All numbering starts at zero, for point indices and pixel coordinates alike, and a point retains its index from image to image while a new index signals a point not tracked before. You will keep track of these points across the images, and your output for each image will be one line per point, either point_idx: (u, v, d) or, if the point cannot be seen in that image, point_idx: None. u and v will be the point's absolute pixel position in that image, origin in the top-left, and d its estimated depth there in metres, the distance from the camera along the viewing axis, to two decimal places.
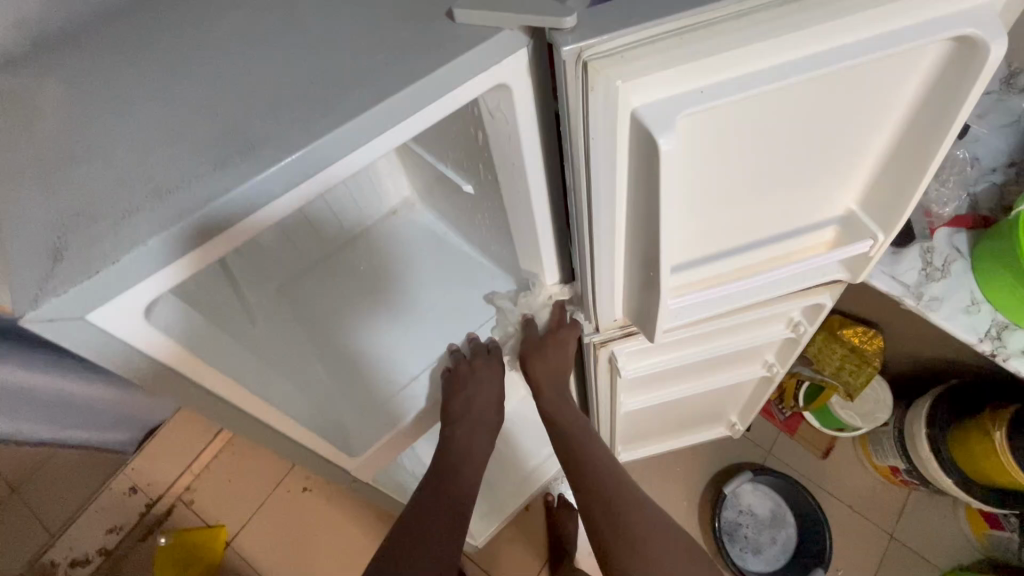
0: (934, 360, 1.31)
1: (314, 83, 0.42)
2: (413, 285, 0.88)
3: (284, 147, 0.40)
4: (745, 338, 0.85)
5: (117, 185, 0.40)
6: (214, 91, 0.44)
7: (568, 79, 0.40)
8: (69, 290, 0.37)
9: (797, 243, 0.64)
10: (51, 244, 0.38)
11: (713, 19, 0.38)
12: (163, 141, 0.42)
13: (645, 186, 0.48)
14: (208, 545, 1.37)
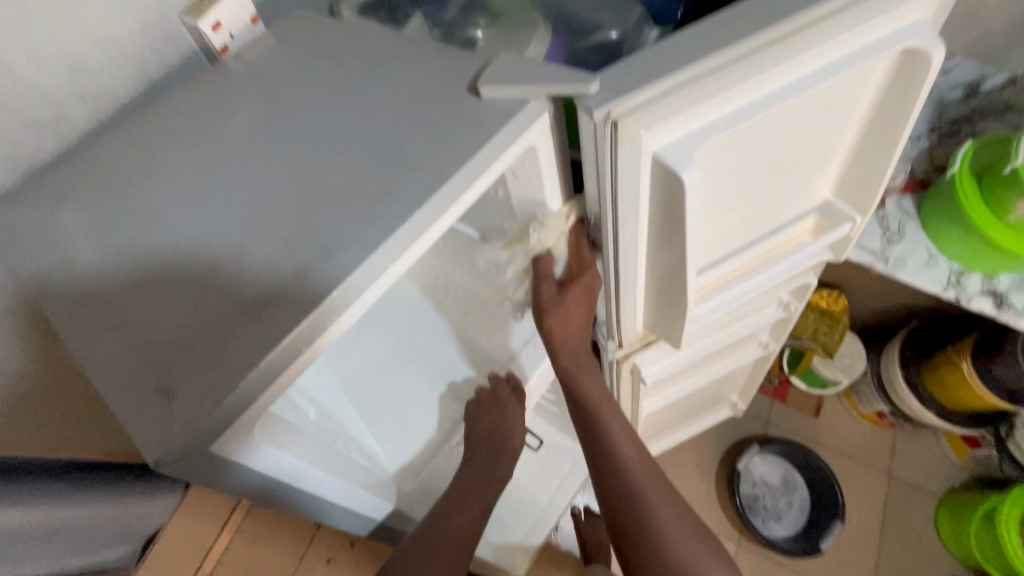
0: (893, 307, 1.45)
1: (360, 172, 0.45)
2: (432, 338, 0.89)
3: (349, 240, 0.41)
4: (746, 324, 0.90)
5: (203, 308, 0.41)
6: (266, 196, 0.45)
7: (599, 136, 0.44)
8: (187, 427, 0.37)
9: (786, 234, 0.71)
10: (158, 382, 0.38)
11: (714, 66, 0.44)
12: (229, 254, 0.43)
13: (668, 215, 0.53)
14: None
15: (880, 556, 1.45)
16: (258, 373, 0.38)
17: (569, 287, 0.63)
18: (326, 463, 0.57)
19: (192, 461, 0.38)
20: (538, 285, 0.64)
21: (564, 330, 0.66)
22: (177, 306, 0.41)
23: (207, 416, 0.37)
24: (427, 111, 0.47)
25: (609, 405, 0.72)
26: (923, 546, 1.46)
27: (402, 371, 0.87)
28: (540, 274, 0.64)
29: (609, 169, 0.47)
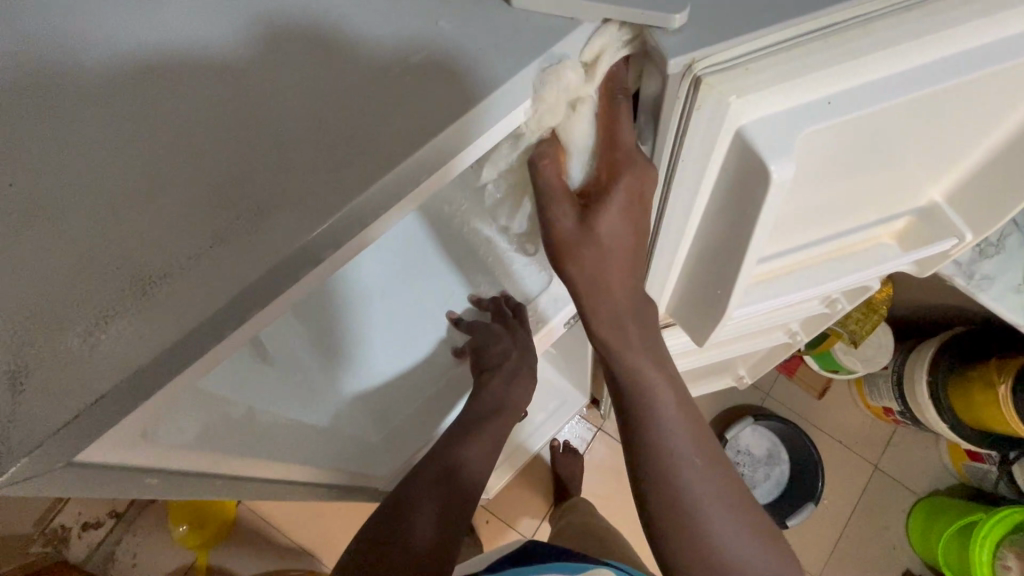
0: (939, 307, 1.31)
1: (319, 86, 0.31)
2: (443, 271, 0.73)
3: (295, 194, 0.29)
4: (782, 315, 0.79)
5: (79, 258, 0.28)
6: (172, 104, 0.31)
7: (670, 95, 0.32)
8: (39, 443, 0.25)
9: (868, 234, 0.58)
10: (3, 365, 0.26)
11: (852, 18, 0.30)
12: (125, 181, 0.29)
13: (733, 210, 0.40)
14: (217, 504, 1.47)
15: (842, 539, 1.48)
16: (135, 382, 0.27)
17: (595, 206, 0.40)
18: (277, 417, 0.51)
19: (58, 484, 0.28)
20: (547, 214, 0.41)
21: (596, 275, 0.43)
22: (40, 245, 0.28)
23: (43, 442, 0.25)
24: (429, 13, 0.32)
25: (663, 380, 0.49)
26: (888, 539, 1.48)
27: (410, 303, 0.72)
28: (551, 198, 0.40)
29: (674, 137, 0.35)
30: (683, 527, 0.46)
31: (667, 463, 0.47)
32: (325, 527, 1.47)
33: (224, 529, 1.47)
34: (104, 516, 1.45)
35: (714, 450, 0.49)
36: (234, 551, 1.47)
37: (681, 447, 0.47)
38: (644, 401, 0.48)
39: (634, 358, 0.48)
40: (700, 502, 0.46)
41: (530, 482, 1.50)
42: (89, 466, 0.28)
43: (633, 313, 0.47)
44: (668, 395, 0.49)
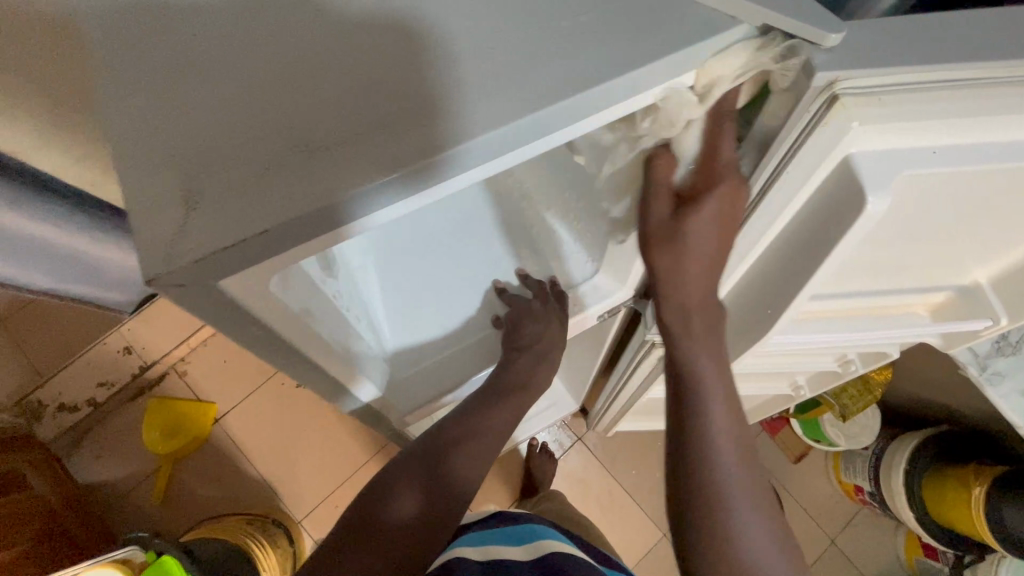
0: (931, 402, 1.35)
1: (503, 28, 0.35)
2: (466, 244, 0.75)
3: (465, 107, 0.33)
4: (797, 363, 0.82)
5: (262, 119, 0.33)
6: (368, 13, 0.36)
7: (802, 105, 0.37)
8: (200, 256, 0.31)
9: (907, 299, 0.61)
10: (180, 189, 0.32)
11: (982, 79, 0.34)
12: (315, 67, 0.35)
13: (812, 230, 0.44)
14: (195, 419, 1.48)
15: None
16: (291, 227, 0.32)
17: (688, 208, 0.46)
18: (334, 324, 0.53)
19: (193, 298, 0.33)
20: (644, 207, 0.49)
21: (679, 265, 0.49)
22: (226, 104, 0.34)
23: (208, 255, 0.31)
24: None
25: (714, 380, 0.51)
26: None
27: (421, 265, 0.74)
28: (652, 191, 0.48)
29: (787, 146, 0.39)
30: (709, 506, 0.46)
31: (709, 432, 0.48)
32: (294, 466, 1.49)
33: (196, 445, 1.48)
34: (82, 402, 1.45)
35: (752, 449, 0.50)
36: (199, 468, 1.47)
37: (721, 435, 0.49)
38: (694, 389, 0.51)
39: (695, 351, 0.52)
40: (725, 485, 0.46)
41: (502, 473, 1.52)
42: (224, 295, 0.34)
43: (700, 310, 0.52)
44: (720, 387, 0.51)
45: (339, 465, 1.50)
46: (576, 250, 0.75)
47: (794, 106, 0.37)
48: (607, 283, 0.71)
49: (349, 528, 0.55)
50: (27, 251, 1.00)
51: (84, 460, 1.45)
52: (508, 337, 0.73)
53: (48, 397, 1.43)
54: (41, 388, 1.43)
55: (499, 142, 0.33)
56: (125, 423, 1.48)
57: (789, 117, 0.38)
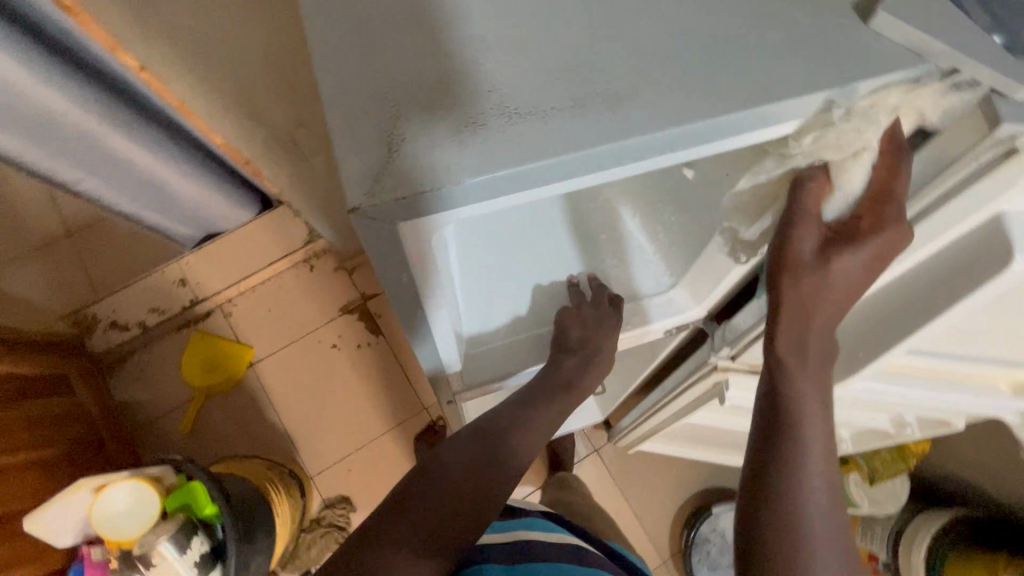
0: (966, 483, 1.31)
1: (673, 48, 0.41)
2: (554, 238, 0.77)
3: (638, 106, 0.39)
4: (853, 415, 0.81)
5: (470, 89, 0.40)
6: (568, 21, 0.43)
7: (978, 150, 0.40)
8: (405, 193, 0.38)
9: (1007, 372, 0.59)
10: (387, 134, 0.39)
11: None
12: (519, 53, 0.42)
13: (947, 274, 0.47)
14: (234, 359, 1.53)
15: None
16: (485, 180, 0.38)
17: (840, 245, 0.49)
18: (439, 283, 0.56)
19: (382, 224, 0.40)
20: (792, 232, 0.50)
21: (797, 325, 0.53)
22: (433, 74, 0.41)
23: (410, 193, 0.38)
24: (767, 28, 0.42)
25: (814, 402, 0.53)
26: None
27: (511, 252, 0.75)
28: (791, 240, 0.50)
29: (946, 190, 0.44)
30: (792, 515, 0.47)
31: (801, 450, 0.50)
32: (317, 422, 1.52)
33: (229, 384, 1.52)
34: (132, 323, 1.49)
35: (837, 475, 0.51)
36: (228, 406, 1.52)
37: (813, 467, 0.50)
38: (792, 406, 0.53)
39: (803, 382, 0.53)
40: (809, 522, 0.47)
41: None
42: (398, 229, 0.41)
43: (815, 349, 0.54)
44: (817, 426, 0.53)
45: (362, 430, 1.53)
46: (656, 262, 0.75)
47: (961, 156, 0.42)
48: (687, 298, 0.73)
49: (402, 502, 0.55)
50: (111, 164, 1.06)
51: (125, 378, 1.51)
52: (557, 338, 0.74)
53: (103, 312, 1.48)
54: (98, 303, 1.48)
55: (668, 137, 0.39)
56: (167, 350, 1.53)
57: (950, 166, 0.43)
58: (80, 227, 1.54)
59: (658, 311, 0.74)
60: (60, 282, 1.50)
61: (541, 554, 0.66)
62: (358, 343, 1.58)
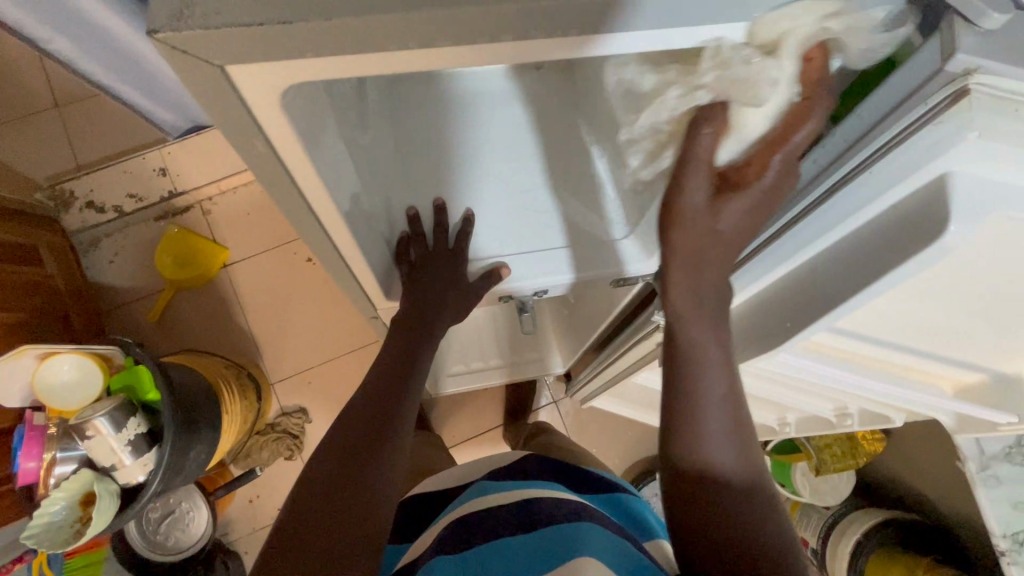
0: (909, 487, 1.31)
1: None
2: (520, 153, 0.72)
3: None
4: (796, 398, 0.79)
5: None
6: None
7: (926, 97, 0.35)
8: (231, 26, 0.31)
9: (942, 369, 0.57)
10: None
11: None
12: None
13: (876, 247, 0.42)
14: (207, 258, 1.52)
15: None
16: (342, 35, 0.32)
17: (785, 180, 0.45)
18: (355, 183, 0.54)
19: (212, 69, 0.33)
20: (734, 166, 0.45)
21: (696, 275, 0.51)
22: None
23: (240, 26, 0.31)
24: None
25: (714, 341, 0.53)
26: None
27: (468, 137, 0.71)
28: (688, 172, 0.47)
29: (891, 136, 0.37)
30: (689, 445, 0.52)
31: (697, 389, 0.52)
32: (282, 331, 1.53)
33: (200, 282, 1.53)
34: (109, 206, 1.49)
35: (742, 411, 0.53)
36: (197, 303, 1.53)
37: (712, 401, 0.52)
38: (690, 353, 0.53)
39: (696, 331, 0.53)
40: (710, 446, 0.51)
41: (470, 406, 1.55)
42: (232, 77, 0.34)
43: (711, 292, 0.52)
44: (720, 371, 0.53)
45: (327, 346, 1.54)
46: (616, 208, 0.72)
47: (919, 88, 0.35)
48: (639, 249, 0.69)
49: (300, 502, 0.52)
50: (79, 25, 1.00)
51: (98, 259, 1.51)
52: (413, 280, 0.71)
53: (81, 190, 1.46)
54: (76, 180, 1.45)
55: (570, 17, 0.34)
56: (144, 240, 1.53)
57: (899, 105, 0.36)
58: (66, 100, 1.49)
59: (609, 260, 0.69)
60: (39, 152, 1.46)
61: (493, 532, 0.57)
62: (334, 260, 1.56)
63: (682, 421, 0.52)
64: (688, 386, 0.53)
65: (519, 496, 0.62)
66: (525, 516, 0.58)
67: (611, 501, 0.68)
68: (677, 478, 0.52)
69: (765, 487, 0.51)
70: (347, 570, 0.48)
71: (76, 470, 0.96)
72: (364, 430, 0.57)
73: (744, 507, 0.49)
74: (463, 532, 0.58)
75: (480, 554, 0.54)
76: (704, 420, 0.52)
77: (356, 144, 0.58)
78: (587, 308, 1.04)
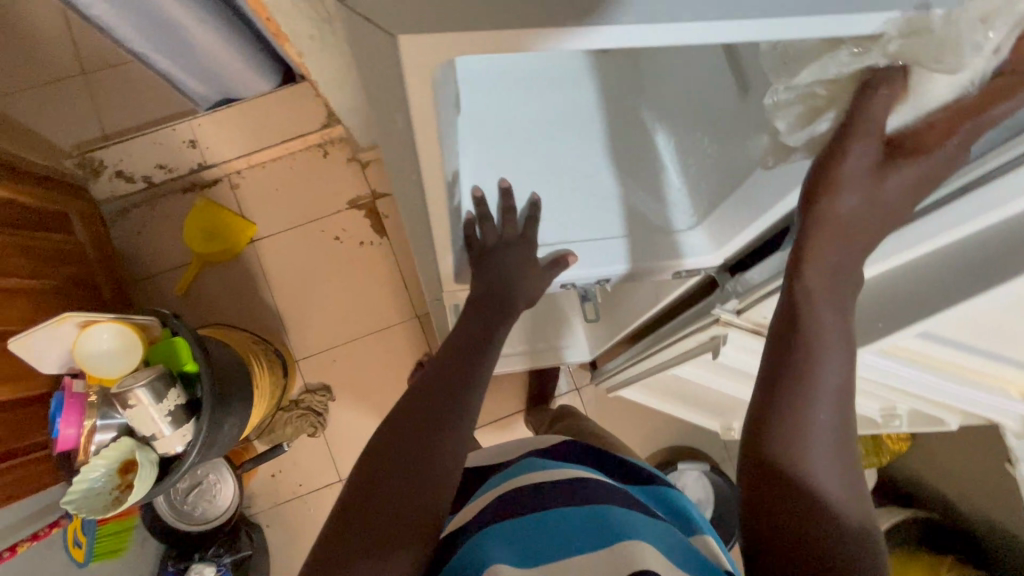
0: (930, 488, 1.32)
1: None
2: (587, 129, 0.74)
3: None
4: (846, 396, 0.79)
5: None
6: None
7: None
8: None
9: (1019, 375, 0.56)
10: None
11: None
12: None
13: (995, 254, 0.42)
14: (235, 232, 1.51)
15: None
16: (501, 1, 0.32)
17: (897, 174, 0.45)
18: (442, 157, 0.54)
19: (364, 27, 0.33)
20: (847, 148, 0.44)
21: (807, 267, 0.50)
22: None
23: None
24: None
25: (837, 334, 0.50)
26: None
27: (540, 115, 0.72)
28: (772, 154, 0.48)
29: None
30: (789, 428, 0.48)
31: (812, 373, 0.49)
32: (308, 309, 1.53)
33: (227, 256, 1.52)
34: (138, 176, 1.46)
35: (851, 412, 0.50)
36: (224, 277, 1.52)
37: (825, 389, 0.49)
38: (813, 334, 0.50)
39: (824, 310, 0.50)
40: (811, 437, 0.48)
41: (492, 390, 1.56)
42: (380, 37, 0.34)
43: (841, 268, 0.50)
44: (838, 355, 0.50)
45: (354, 325, 1.54)
46: (680, 198, 0.69)
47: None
48: (704, 241, 0.66)
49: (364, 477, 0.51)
50: None
51: (127, 230, 1.51)
52: (477, 261, 0.71)
53: (110, 160, 1.42)
54: (103, 149, 1.40)
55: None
56: (171, 213, 1.52)
57: None
58: (95, 67, 1.47)
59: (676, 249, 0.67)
60: (68, 120, 1.44)
61: (549, 501, 0.55)
62: (362, 241, 1.55)
63: (789, 401, 0.49)
64: (806, 367, 0.49)
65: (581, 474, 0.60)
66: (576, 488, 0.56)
67: (657, 494, 0.64)
68: (765, 465, 0.48)
69: (852, 500, 0.47)
70: (400, 546, 0.48)
71: (116, 439, 0.97)
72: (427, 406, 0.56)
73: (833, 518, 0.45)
74: (519, 502, 0.56)
75: (531, 525, 0.53)
76: (812, 408, 0.48)
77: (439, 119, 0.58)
78: (626, 297, 1.04)
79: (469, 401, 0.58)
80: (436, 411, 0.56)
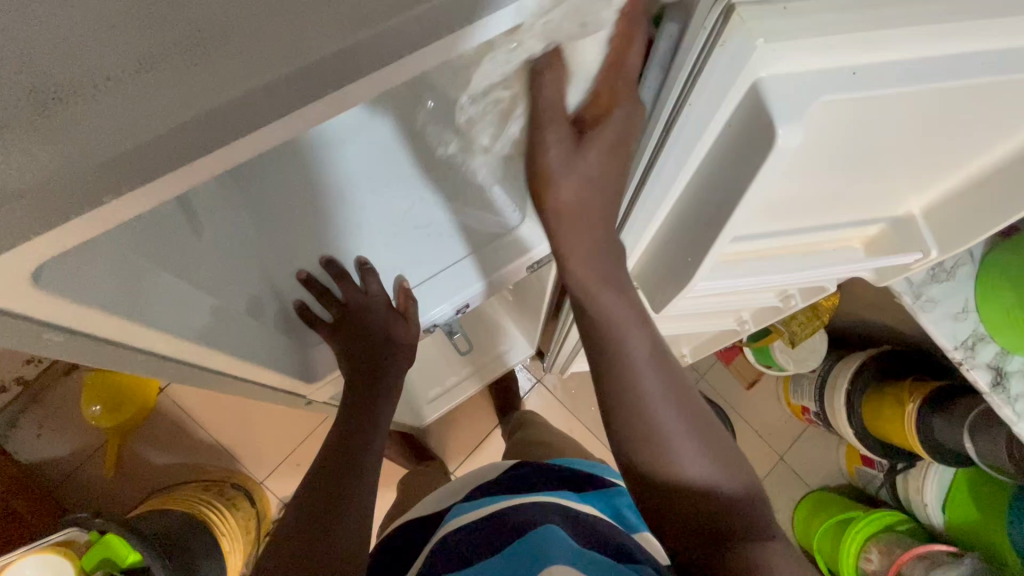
0: (875, 325, 1.38)
1: None
2: (401, 173, 0.70)
3: (252, 39, 0.28)
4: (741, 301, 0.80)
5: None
6: None
7: (704, 14, 0.33)
8: None
9: (841, 234, 0.58)
10: None
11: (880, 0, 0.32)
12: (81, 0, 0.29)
13: (720, 177, 0.42)
14: (138, 390, 1.41)
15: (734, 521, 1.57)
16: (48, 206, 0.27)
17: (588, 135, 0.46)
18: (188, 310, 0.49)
19: None
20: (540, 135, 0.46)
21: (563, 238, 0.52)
22: None
23: None
24: None
25: (634, 321, 0.53)
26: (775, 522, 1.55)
27: (341, 169, 0.68)
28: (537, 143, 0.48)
29: (693, 66, 0.35)
30: (649, 445, 0.49)
31: (643, 399, 0.50)
32: (248, 429, 1.46)
33: (141, 417, 1.42)
34: (11, 381, 1.37)
35: (693, 401, 0.52)
36: (148, 437, 1.44)
37: (655, 392, 0.51)
38: (615, 355, 0.52)
39: (629, 336, 0.52)
40: (674, 440, 0.49)
41: (461, 419, 1.53)
42: None
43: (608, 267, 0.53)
44: (640, 337, 0.53)
45: (300, 425, 1.47)
46: (501, 194, 0.69)
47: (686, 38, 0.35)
48: (538, 230, 0.67)
49: None
50: None
51: (23, 439, 1.39)
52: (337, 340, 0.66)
53: None
54: None
55: (305, 78, 0.29)
56: (61, 400, 1.42)
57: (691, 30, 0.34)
58: None
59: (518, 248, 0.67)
60: None
61: (470, 549, 0.53)
62: None
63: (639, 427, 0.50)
64: (633, 399, 0.50)
65: (484, 515, 0.58)
66: (491, 533, 0.54)
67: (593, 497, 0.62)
68: (659, 489, 0.49)
69: (738, 474, 0.49)
70: None
71: None
72: (307, 523, 0.51)
73: (728, 499, 0.47)
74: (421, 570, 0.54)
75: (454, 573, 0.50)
76: (653, 413, 0.50)
77: (188, 261, 0.52)
78: (525, 289, 1.02)
79: (355, 496, 0.54)
80: (318, 518, 0.51)
